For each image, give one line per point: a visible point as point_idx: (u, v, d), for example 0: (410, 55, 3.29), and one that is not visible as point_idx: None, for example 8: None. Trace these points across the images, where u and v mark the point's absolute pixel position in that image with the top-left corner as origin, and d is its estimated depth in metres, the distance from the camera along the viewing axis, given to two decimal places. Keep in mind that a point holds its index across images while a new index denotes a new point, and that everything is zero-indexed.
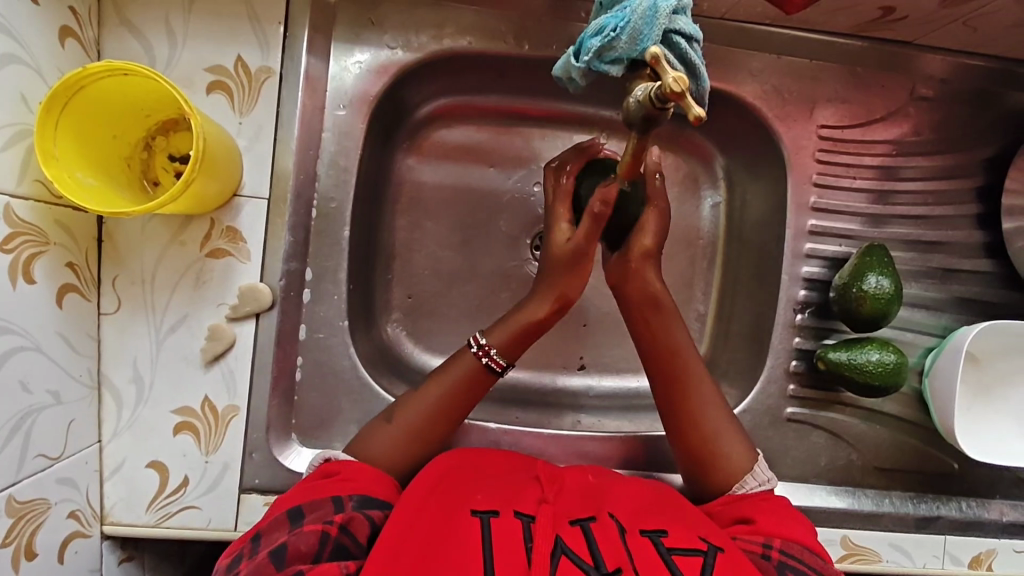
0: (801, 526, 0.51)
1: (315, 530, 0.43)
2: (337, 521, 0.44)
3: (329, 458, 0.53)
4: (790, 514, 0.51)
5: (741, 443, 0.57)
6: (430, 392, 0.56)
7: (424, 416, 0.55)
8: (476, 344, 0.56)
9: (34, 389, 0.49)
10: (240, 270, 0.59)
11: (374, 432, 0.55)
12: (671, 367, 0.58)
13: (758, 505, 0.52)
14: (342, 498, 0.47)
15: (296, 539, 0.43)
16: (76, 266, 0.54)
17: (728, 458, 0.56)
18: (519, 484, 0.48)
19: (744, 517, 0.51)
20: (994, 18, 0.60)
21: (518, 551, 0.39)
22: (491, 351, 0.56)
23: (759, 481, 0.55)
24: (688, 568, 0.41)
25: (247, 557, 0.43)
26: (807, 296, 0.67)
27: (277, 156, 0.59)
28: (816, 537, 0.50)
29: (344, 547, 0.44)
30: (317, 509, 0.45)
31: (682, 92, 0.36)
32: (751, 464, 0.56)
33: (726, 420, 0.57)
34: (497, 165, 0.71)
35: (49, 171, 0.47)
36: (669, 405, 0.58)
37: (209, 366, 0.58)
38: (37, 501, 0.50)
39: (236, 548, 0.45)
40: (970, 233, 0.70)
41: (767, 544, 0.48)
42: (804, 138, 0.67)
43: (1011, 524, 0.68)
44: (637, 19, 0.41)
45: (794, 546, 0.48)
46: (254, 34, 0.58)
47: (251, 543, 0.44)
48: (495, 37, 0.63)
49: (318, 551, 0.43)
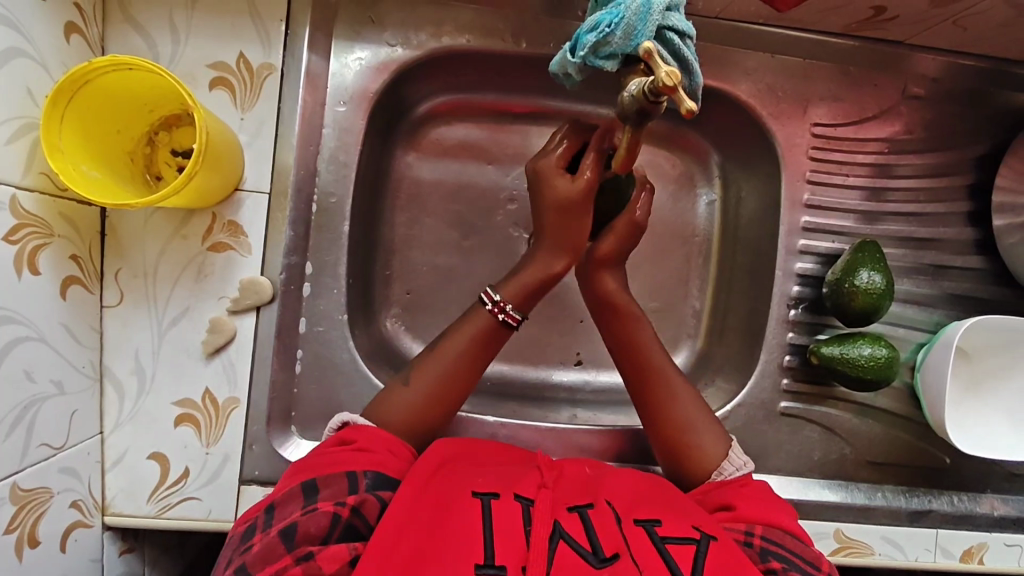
0: (784, 511, 0.51)
1: (328, 510, 0.43)
2: (348, 503, 0.44)
3: (346, 423, 0.54)
4: (772, 499, 0.52)
5: (716, 431, 0.57)
6: (450, 350, 0.57)
7: (442, 381, 0.56)
8: (490, 299, 0.57)
9: (38, 379, 0.50)
10: (241, 264, 0.60)
11: (393, 395, 0.56)
12: (636, 359, 0.60)
13: (738, 491, 0.53)
14: (357, 475, 0.47)
15: (308, 519, 0.43)
16: (79, 259, 0.55)
17: (701, 446, 0.57)
18: (518, 471, 0.48)
19: (727, 503, 0.52)
20: (984, 18, 0.61)
21: (517, 535, 0.40)
22: (507, 308, 0.57)
23: (735, 467, 0.55)
24: (682, 556, 0.42)
25: (261, 530, 0.44)
26: (800, 292, 0.68)
27: (278, 152, 0.60)
28: (798, 523, 0.51)
29: (355, 529, 0.44)
30: (330, 485, 0.46)
31: (675, 86, 0.37)
32: (724, 451, 0.56)
33: (696, 409, 0.58)
34: (495, 162, 0.72)
35: (54, 164, 0.48)
36: (640, 398, 0.60)
37: (211, 358, 0.59)
38: (40, 490, 0.50)
39: (251, 516, 0.46)
40: (961, 230, 0.70)
41: (750, 532, 0.48)
42: (798, 136, 0.68)
43: (1002, 518, 0.69)
44: (632, 15, 0.42)
45: (776, 532, 0.48)
46: (255, 30, 0.59)
47: (265, 514, 0.45)
48: (493, 35, 0.64)
49: (329, 531, 0.43)
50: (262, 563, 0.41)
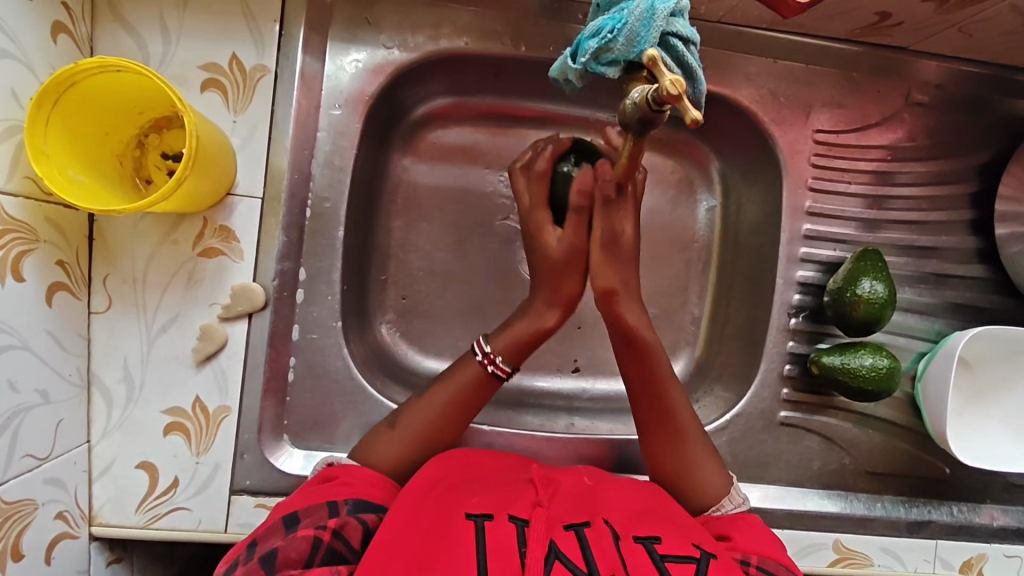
0: (778, 544, 0.50)
1: (307, 535, 0.43)
2: (330, 526, 0.44)
3: (334, 462, 0.53)
4: (767, 533, 0.50)
5: (718, 467, 0.56)
6: (437, 396, 0.56)
7: (433, 420, 0.55)
8: (482, 352, 0.57)
9: (23, 389, 0.49)
10: (233, 270, 0.58)
11: (381, 442, 0.55)
12: (652, 391, 0.58)
13: (738, 523, 0.51)
14: (336, 503, 0.46)
15: (288, 545, 0.42)
16: (66, 264, 0.53)
17: (706, 483, 0.55)
18: (512, 489, 0.47)
19: (723, 533, 0.51)
20: (989, 25, 0.60)
21: (511, 554, 0.39)
22: (496, 359, 0.57)
23: (735, 504, 0.54)
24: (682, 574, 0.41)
25: (243, 564, 0.42)
26: (801, 300, 0.67)
27: (271, 155, 0.59)
28: (789, 555, 0.49)
29: (337, 553, 0.43)
30: (311, 514, 0.45)
31: (679, 95, 0.36)
32: (727, 487, 0.55)
33: (701, 444, 0.57)
34: (492, 166, 0.71)
35: (39, 168, 0.47)
36: (650, 428, 0.57)
37: (201, 366, 0.58)
38: (24, 502, 0.49)
39: (232, 556, 0.43)
40: (963, 239, 0.70)
41: (745, 561, 0.47)
42: (801, 142, 0.67)
43: (1001, 529, 0.69)
44: (635, 21, 0.41)
45: (772, 562, 0.47)
46: (248, 31, 0.58)
47: (246, 550, 0.43)
48: (492, 38, 0.63)
49: (310, 556, 0.42)
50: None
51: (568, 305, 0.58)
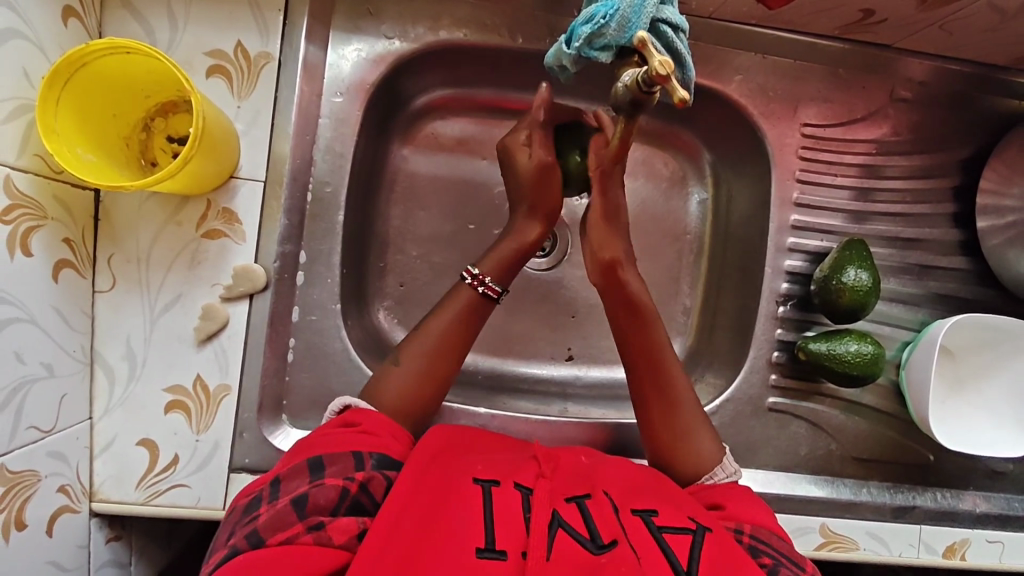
0: (768, 512, 0.52)
1: (337, 484, 0.44)
2: (357, 478, 0.45)
3: (349, 406, 0.54)
4: (757, 501, 0.53)
5: (714, 442, 0.58)
6: (436, 326, 0.58)
7: (435, 355, 0.57)
8: (471, 275, 0.59)
9: (28, 361, 0.50)
10: (235, 251, 0.60)
11: (386, 379, 0.56)
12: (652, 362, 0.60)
13: (727, 493, 0.53)
14: (362, 455, 0.47)
15: (317, 491, 0.44)
16: (72, 242, 0.55)
17: (699, 452, 0.57)
18: (517, 462, 0.49)
19: (716, 502, 0.52)
20: (969, 23, 0.62)
21: (517, 521, 0.41)
22: (486, 280, 0.59)
23: (727, 473, 0.56)
24: (678, 545, 0.42)
25: (266, 502, 0.44)
26: (788, 289, 0.69)
27: (273, 141, 0.60)
28: (778, 523, 0.51)
29: (361, 505, 0.44)
30: (338, 462, 0.46)
31: (668, 75, 0.37)
32: (720, 458, 0.57)
33: (700, 419, 0.59)
34: (489, 157, 0.73)
35: (49, 145, 0.48)
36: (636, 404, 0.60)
37: (202, 345, 0.59)
38: (28, 473, 0.50)
39: (253, 492, 0.46)
40: (945, 231, 0.72)
41: (739, 528, 0.49)
42: (788, 136, 0.69)
43: (984, 514, 0.70)
44: (626, 7, 0.43)
45: (764, 531, 0.49)
46: (254, 20, 0.59)
47: (271, 487, 0.45)
48: (489, 30, 0.64)
49: (337, 505, 0.43)
50: (272, 530, 0.41)
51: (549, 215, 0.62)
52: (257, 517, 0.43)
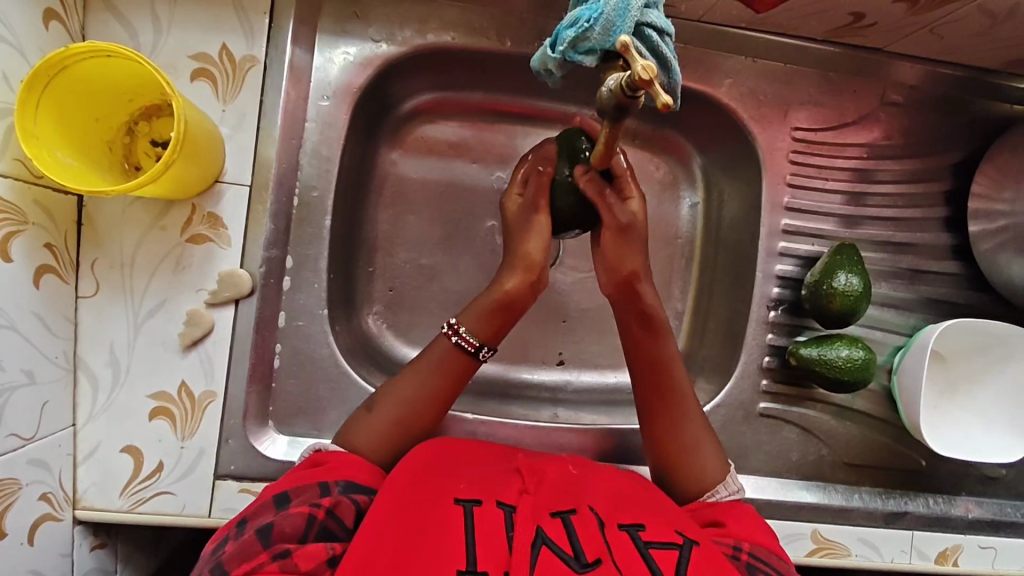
0: (763, 528, 0.51)
1: (302, 511, 0.44)
2: (323, 505, 0.45)
3: (319, 449, 0.54)
4: (757, 519, 0.52)
5: (718, 458, 0.57)
6: (417, 374, 0.57)
7: (410, 400, 0.56)
8: (448, 326, 0.58)
9: (8, 368, 0.49)
10: (220, 256, 0.59)
11: (357, 423, 0.55)
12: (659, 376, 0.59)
13: (725, 509, 0.53)
14: (329, 483, 0.47)
15: (283, 519, 0.44)
16: (54, 248, 0.54)
17: (700, 468, 0.57)
18: (501, 476, 0.48)
19: (716, 520, 0.52)
20: (959, 26, 0.62)
21: (499, 541, 0.40)
22: (461, 331, 0.58)
23: (729, 492, 0.56)
24: (665, 562, 0.41)
25: (232, 539, 0.44)
26: (779, 293, 0.69)
27: (259, 145, 0.60)
28: (778, 542, 0.51)
29: (329, 531, 0.44)
30: (301, 494, 0.46)
31: (651, 80, 0.37)
32: (722, 475, 0.56)
33: (704, 435, 0.58)
34: (479, 161, 0.72)
35: (28, 149, 0.48)
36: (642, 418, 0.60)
37: (187, 351, 0.59)
38: (8, 482, 0.49)
39: (223, 531, 0.45)
40: (937, 235, 0.72)
41: (737, 546, 0.48)
42: (779, 140, 0.68)
43: (976, 520, 0.70)
44: (610, 11, 0.42)
45: (760, 550, 0.48)
46: (239, 22, 0.59)
47: (237, 526, 0.45)
48: (477, 34, 0.64)
49: (305, 532, 0.43)
50: (238, 561, 0.42)
51: (531, 271, 0.58)
52: (224, 549, 0.43)
